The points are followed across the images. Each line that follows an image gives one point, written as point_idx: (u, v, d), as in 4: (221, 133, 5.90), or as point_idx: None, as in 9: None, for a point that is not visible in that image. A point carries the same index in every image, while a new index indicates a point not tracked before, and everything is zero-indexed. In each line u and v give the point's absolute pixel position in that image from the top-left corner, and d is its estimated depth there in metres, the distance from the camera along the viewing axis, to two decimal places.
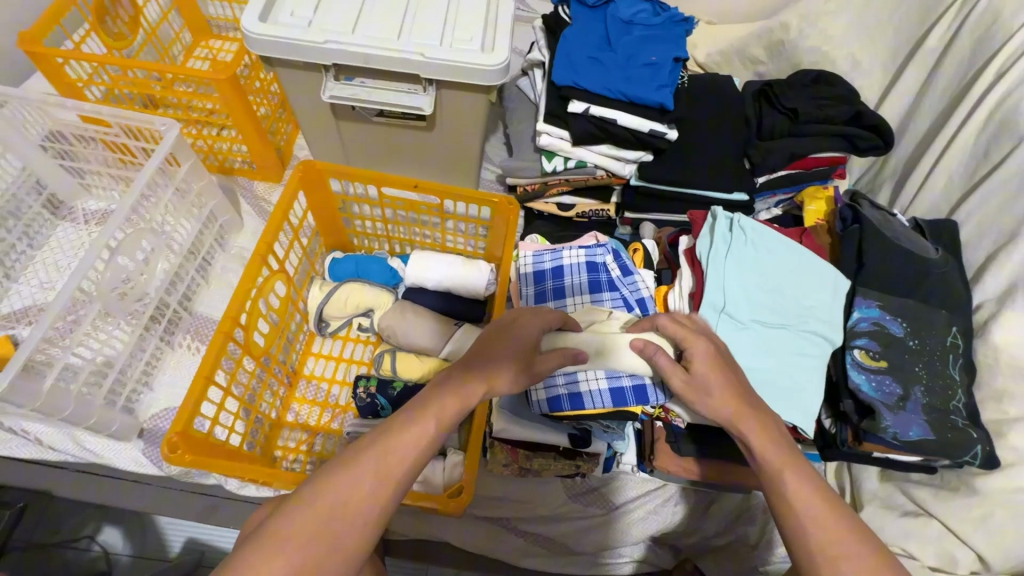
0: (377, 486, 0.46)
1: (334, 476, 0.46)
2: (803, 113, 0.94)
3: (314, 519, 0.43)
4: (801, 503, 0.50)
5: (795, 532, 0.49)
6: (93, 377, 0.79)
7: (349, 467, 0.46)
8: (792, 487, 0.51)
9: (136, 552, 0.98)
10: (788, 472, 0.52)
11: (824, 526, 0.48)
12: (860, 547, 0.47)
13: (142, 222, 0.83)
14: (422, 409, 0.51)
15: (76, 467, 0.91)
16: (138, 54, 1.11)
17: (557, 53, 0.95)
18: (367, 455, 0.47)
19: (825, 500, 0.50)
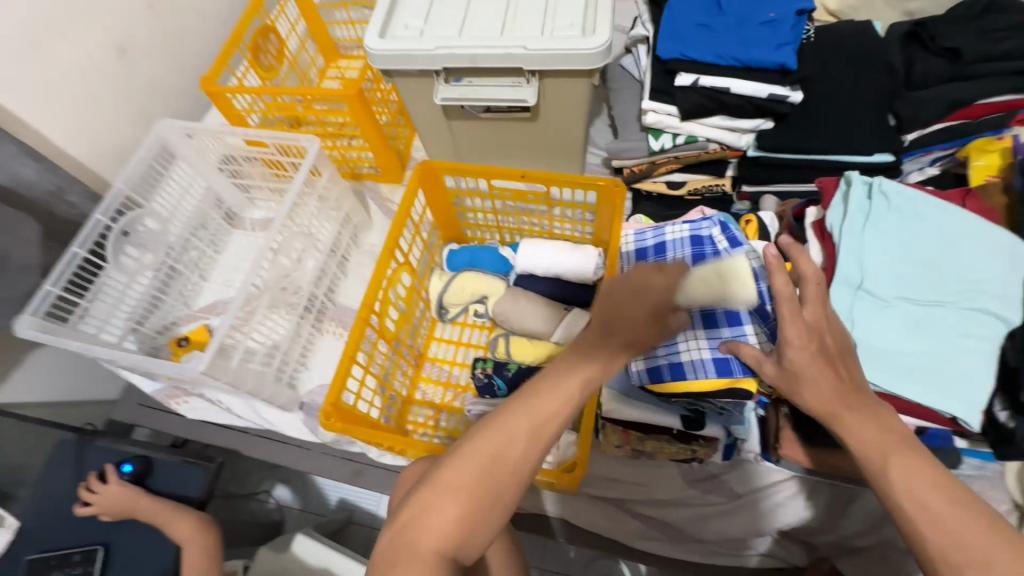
0: (521, 442, 0.51)
1: (481, 437, 0.51)
2: (967, 51, 0.80)
3: (470, 474, 0.50)
4: (914, 502, 0.47)
5: (913, 529, 0.47)
6: (265, 358, 0.95)
7: (492, 428, 0.51)
8: (902, 483, 0.48)
9: (304, 506, 1.21)
10: (894, 468, 0.49)
11: (944, 530, 0.45)
12: (992, 544, 0.44)
13: (295, 227, 0.97)
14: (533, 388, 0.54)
15: (257, 432, 1.10)
16: (284, 81, 1.29)
17: (663, 25, 0.91)
18: (512, 418, 0.52)
19: (948, 496, 0.46)
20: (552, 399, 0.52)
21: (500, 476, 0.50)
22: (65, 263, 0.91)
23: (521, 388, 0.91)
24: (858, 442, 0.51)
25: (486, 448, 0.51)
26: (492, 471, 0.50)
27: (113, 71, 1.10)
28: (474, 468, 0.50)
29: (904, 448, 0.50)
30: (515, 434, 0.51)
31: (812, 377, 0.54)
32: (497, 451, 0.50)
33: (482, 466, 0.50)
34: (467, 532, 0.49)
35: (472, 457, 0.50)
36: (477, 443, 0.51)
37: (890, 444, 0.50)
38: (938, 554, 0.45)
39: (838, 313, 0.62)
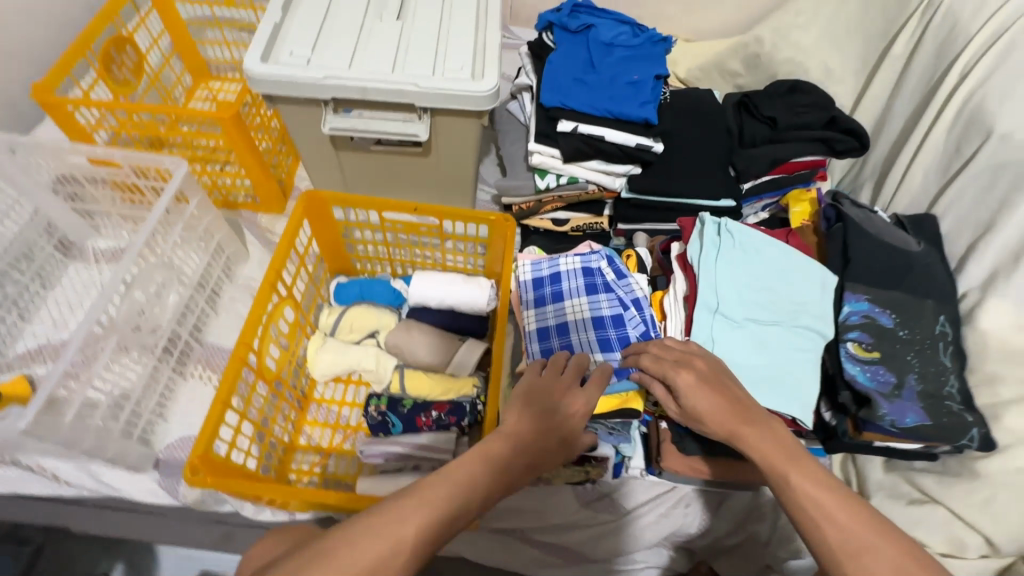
0: (405, 552, 0.46)
1: (365, 535, 0.47)
2: (782, 121, 0.98)
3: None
4: (813, 504, 0.52)
5: (813, 527, 0.50)
6: (111, 410, 0.82)
7: (378, 526, 0.47)
8: (801, 487, 0.53)
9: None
10: (795, 476, 0.54)
11: (838, 525, 0.50)
12: (882, 542, 0.48)
13: (154, 256, 0.86)
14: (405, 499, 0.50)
15: (92, 502, 0.93)
16: (142, 98, 1.16)
17: (544, 76, 0.99)
18: (405, 515, 0.48)
19: (837, 493, 0.52)
20: (450, 500, 0.51)
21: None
22: None
23: (416, 424, 0.87)
24: (760, 457, 0.58)
25: (371, 551, 0.46)
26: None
27: None
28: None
29: (800, 459, 0.56)
30: (407, 534, 0.47)
31: (708, 401, 0.63)
32: (378, 553, 0.46)
33: (362, 570, 0.45)
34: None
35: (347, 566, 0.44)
36: (351, 546, 0.46)
37: (787, 455, 0.56)
38: (838, 548, 0.48)
39: (700, 333, 0.73)
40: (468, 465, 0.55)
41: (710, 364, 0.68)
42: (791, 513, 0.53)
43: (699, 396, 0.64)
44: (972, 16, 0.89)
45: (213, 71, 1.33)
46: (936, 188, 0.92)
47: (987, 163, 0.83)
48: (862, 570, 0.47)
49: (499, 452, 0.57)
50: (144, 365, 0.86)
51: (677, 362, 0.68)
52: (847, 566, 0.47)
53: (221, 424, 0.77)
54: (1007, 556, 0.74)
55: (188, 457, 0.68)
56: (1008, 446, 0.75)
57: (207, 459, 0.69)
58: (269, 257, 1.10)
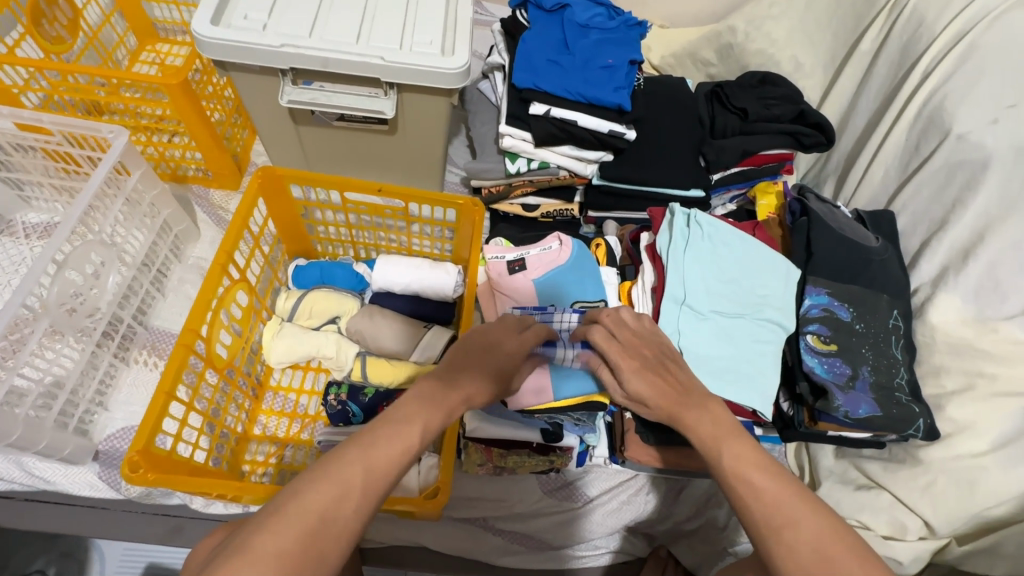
0: (353, 498, 0.45)
1: (312, 486, 0.45)
2: (752, 112, 0.99)
3: (295, 537, 0.42)
4: (741, 483, 0.52)
5: (742, 504, 0.51)
6: (43, 400, 0.76)
7: (321, 478, 0.45)
8: (732, 466, 0.53)
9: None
10: (726, 456, 0.55)
11: (762, 500, 0.50)
12: (810, 516, 0.48)
13: (90, 233, 0.79)
14: (361, 448, 0.48)
15: (22, 495, 0.86)
16: (79, 59, 1.07)
17: (517, 56, 0.96)
18: (347, 460, 0.47)
19: (767, 472, 0.52)
20: (392, 447, 0.49)
21: (329, 534, 0.43)
22: None
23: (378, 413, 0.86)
24: (697, 440, 0.58)
25: (317, 501, 0.44)
26: (323, 525, 0.43)
27: None
28: (303, 531, 0.42)
29: (735, 437, 0.56)
30: (349, 483, 0.46)
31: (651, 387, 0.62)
32: (325, 501, 0.44)
33: (311, 523, 0.43)
34: (316, 542, 0.42)
35: (297, 520, 0.42)
36: (298, 498, 0.44)
37: (722, 434, 0.57)
38: (764, 523, 0.49)
39: (667, 325, 0.72)
40: (405, 410, 0.53)
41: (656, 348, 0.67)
42: (723, 491, 0.54)
43: (641, 383, 0.64)
44: (937, 16, 0.91)
45: (160, 32, 1.23)
46: (895, 185, 0.94)
47: (944, 162, 0.85)
48: (784, 545, 0.47)
49: (430, 390, 0.56)
50: (80, 351, 0.80)
51: (623, 346, 0.66)
52: (769, 540, 0.48)
53: (167, 416, 0.72)
54: (942, 536, 0.78)
55: (126, 452, 0.63)
56: (950, 434, 0.78)
57: (149, 453, 0.65)
58: (221, 236, 1.04)
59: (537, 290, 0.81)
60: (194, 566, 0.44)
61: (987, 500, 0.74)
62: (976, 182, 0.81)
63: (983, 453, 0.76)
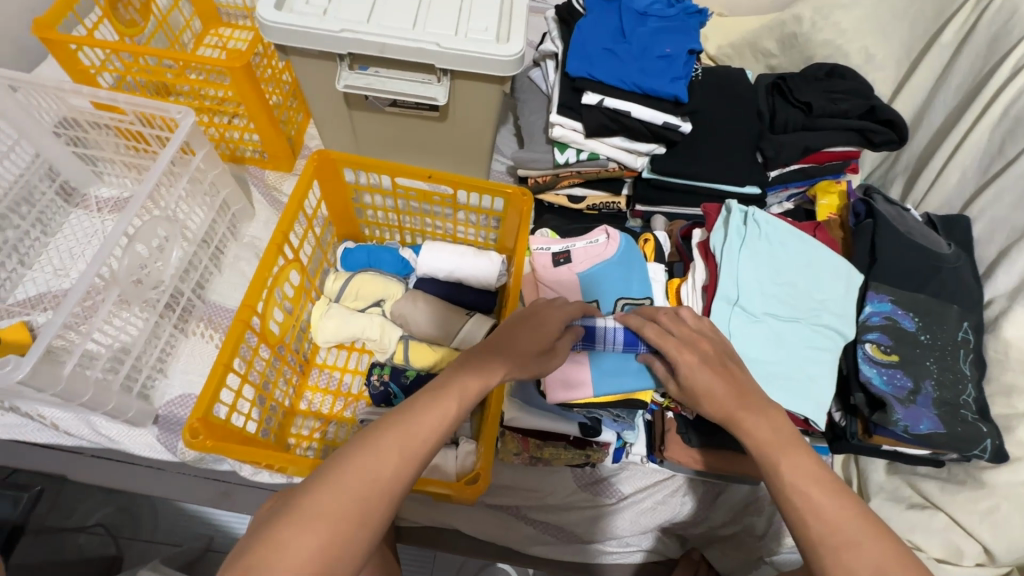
0: (394, 463, 0.46)
1: (356, 455, 0.46)
2: (817, 106, 0.94)
3: (341, 500, 0.43)
4: (800, 496, 0.50)
5: (798, 519, 0.49)
6: (111, 364, 0.81)
7: (365, 446, 0.47)
8: (791, 479, 0.51)
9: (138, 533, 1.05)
10: (786, 466, 0.53)
11: (823, 518, 0.48)
12: (873, 539, 0.46)
13: (157, 208, 0.83)
14: (401, 421, 0.49)
15: (90, 451, 0.92)
16: (149, 41, 1.11)
17: (572, 44, 0.94)
18: (389, 429, 0.48)
19: (826, 488, 0.50)
20: (433, 417, 0.50)
21: (373, 499, 0.44)
22: None
23: (418, 397, 0.88)
24: (754, 445, 0.56)
25: (360, 466, 0.45)
26: (368, 491, 0.44)
27: None
28: (348, 494, 0.44)
29: (793, 449, 0.54)
30: (389, 450, 0.47)
31: (708, 384, 0.61)
32: (369, 468, 0.45)
33: (354, 487, 0.44)
34: (360, 508, 0.43)
35: (341, 483, 0.44)
36: (342, 465, 0.45)
37: (780, 445, 0.55)
38: (821, 542, 0.47)
39: (718, 326, 0.70)
40: (448, 383, 0.54)
41: (717, 347, 0.65)
42: (778, 501, 0.52)
43: (701, 379, 0.62)
44: None
45: (223, 17, 1.27)
46: (972, 190, 0.88)
47: None
48: (843, 567, 0.45)
49: (470, 364, 0.57)
50: (145, 321, 0.84)
51: (681, 341, 0.65)
52: (825, 559, 0.46)
53: (223, 386, 0.75)
54: (1001, 562, 0.74)
55: (187, 419, 0.66)
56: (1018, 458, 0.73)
57: (207, 421, 0.68)
58: (274, 216, 1.07)
59: (580, 283, 0.81)
60: (253, 517, 0.47)
61: None
62: None
63: None
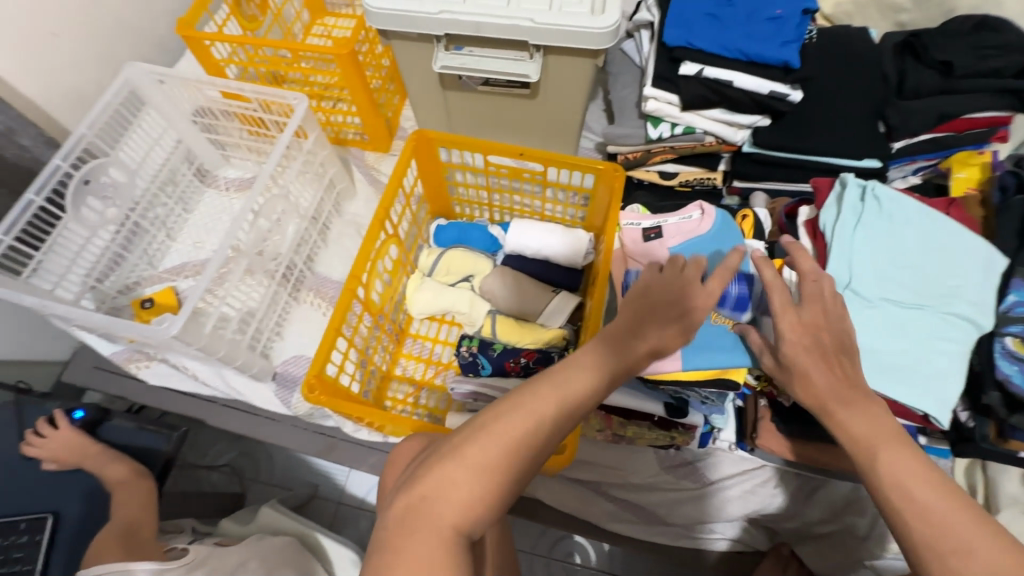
0: (544, 425, 0.52)
1: (511, 414, 0.52)
2: (960, 66, 0.82)
3: (498, 451, 0.50)
4: (901, 495, 0.46)
5: (900, 519, 0.46)
6: (240, 325, 0.92)
7: (517, 406, 0.53)
8: (890, 476, 0.48)
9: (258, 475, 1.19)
10: (884, 459, 0.49)
11: (929, 520, 0.44)
12: (989, 545, 0.42)
13: (277, 187, 0.92)
14: (546, 386, 0.55)
15: (222, 401, 1.06)
16: (267, 34, 1.22)
17: (670, 11, 0.89)
18: (538, 395, 0.54)
19: (935, 487, 0.46)
20: (578, 386, 0.55)
21: (523, 455, 0.51)
22: (19, 211, 0.84)
23: (505, 369, 0.91)
24: (847, 436, 0.52)
25: (510, 427, 0.51)
26: (521, 448, 0.51)
27: None
28: (502, 449, 0.50)
29: (896, 444, 0.49)
30: (540, 414, 0.53)
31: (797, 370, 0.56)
32: (522, 427, 0.52)
33: (509, 443, 0.51)
34: (514, 460, 0.51)
35: (498, 437, 0.51)
36: (496, 421, 0.52)
37: (879, 437, 0.50)
38: (926, 547, 0.44)
39: None
40: (587, 353, 0.59)
41: (833, 330, 0.57)
42: (874, 496, 0.49)
43: (797, 361, 0.56)
44: None
45: (328, 7, 1.35)
46: None
47: None
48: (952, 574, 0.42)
49: (610, 335, 0.60)
50: (267, 288, 0.94)
51: (801, 320, 0.57)
52: (931, 565, 0.43)
53: (333, 349, 0.83)
54: None
55: (305, 376, 0.74)
56: None
57: (321, 380, 0.75)
58: (373, 194, 1.14)
59: (673, 259, 0.78)
60: (413, 457, 0.56)
61: None
62: None
63: None
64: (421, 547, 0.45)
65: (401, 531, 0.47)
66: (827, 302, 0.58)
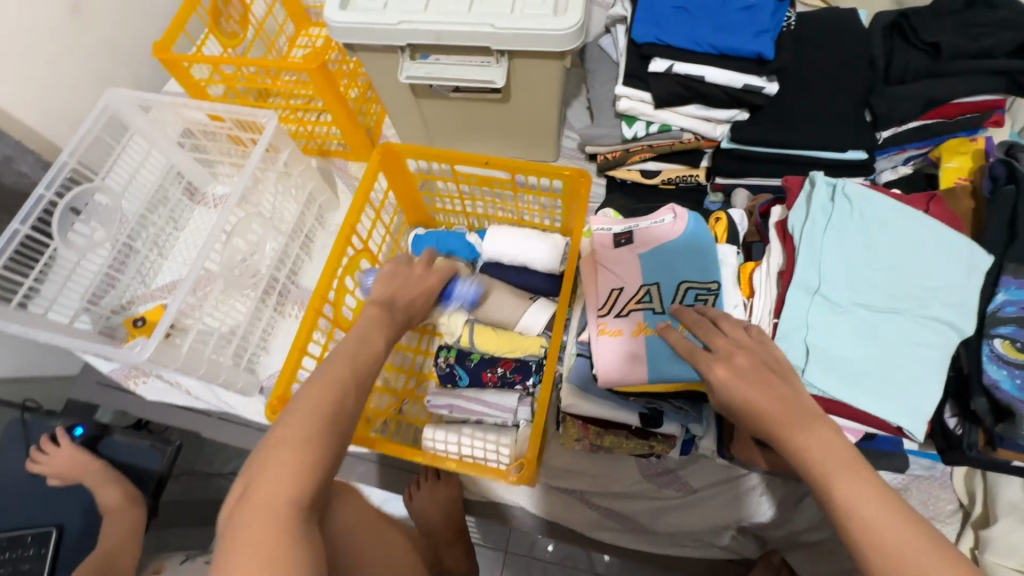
0: (346, 395, 0.57)
1: (309, 397, 0.56)
2: (948, 46, 0.78)
3: (302, 427, 0.54)
4: (857, 527, 0.46)
5: (857, 550, 0.46)
6: (223, 342, 0.94)
7: (311, 390, 0.56)
8: (845, 507, 0.47)
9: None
10: (836, 487, 0.48)
11: (884, 550, 0.45)
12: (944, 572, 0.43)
13: (252, 205, 0.93)
14: (332, 370, 0.59)
15: (217, 413, 1.09)
16: (248, 50, 1.23)
17: (640, 5, 0.86)
18: (328, 374, 0.58)
19: (892, 518, 0.45)
20: (342, 362, 0.60)
21: (334, 424, 0.55)
22: (5, 241, 0.89)
23: (482, 379, 0.89)
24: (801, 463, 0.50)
25: (315, 406, 0.55)
26: (329, 418, 0.55)
27: (76, 31, 1.03)
28: (304, 426, 0.54)
29: (850, 471, 0.48)
30: (336, 388, 0.57)
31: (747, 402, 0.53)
32: (325, 402, 0.56)
33: (319, 416, 0.55)
34: (327, 430, 0.54)
35: (307, 414, 0.54)
36: (300, 401, 0.55)
37: (831, 465, 0.49)
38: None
39: (792, 318, 0.62)
40: (351, 343, 0.63)
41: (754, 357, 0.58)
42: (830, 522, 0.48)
43: (738, 391, 0.55)
44: None
45: (311, 17, 1.35)
46: None
47: None
48: None
49: (373, 317, 0.68)
50: (249, 304, 0.96)
51: (714, 355, 0.59)
52: None
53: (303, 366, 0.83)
54: None
55: (268, 398, 0.73)
56: None
57: (284, 400, 0.75)
58: None
59: (642, 264, 0.73)
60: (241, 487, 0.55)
61: None
62: None
63: None
64: (267, 530, 0.48)
65: (243, 532, 0.48)
66: (738, 338, 0.59)
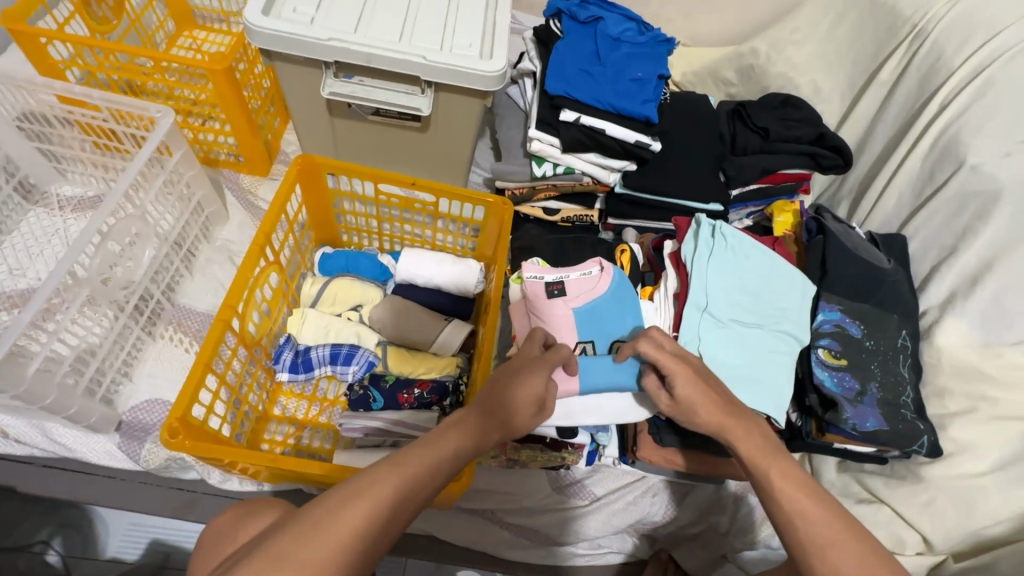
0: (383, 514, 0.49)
1: (345, 505, 0.48)
2: (774, 131, 1.02)
3: (318, 549, 0.45)
4: (789, 500, 0.55)
5: (787, 520, 0.54)
6: (75, 366, 0.78)
7: (350, 499, 0.49)
8: (778, 484, 0.56)
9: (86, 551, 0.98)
10: (775, 474, 0.57)
11: (811, 520, 0.53)
12: (854, 540, 0.51)
13: (131, 207, 0.81)
14: (392, 466, 0.52)
15: (41, 461, 0.87)
16: (121, 39, 1.09)
17: (549, 63, 0.99)
18: (381, 479, 0.51)
19: (810, 493, 0.55)
20: (414, 470, 0.53)
21: (354, 549, 0.47)
22: None
23: (398, 400, 0.86)
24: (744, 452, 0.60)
25: (345, 523, 0.47)
26: (352, 541, 0.47)
27: None
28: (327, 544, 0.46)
29: (778, 457, 0.59)
30: (377, 499, 0.49)
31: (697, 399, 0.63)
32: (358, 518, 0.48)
33: (343, 538, 0.47)
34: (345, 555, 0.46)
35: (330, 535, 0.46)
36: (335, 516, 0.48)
37: (769, 453, 0.59)
38: (810, 542, 0.52)
39: (689, 331, 0.78)
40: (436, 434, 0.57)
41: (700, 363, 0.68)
42: (767, 504, 0.57)
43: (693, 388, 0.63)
44: (955, 51, 0.94)
45: (198, 19, 1.25)
46: (907, 212, 0.97)
47: (957, 191, 0.88)
48: (828, 565, 0.50)
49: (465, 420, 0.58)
50: (112, 322, 0.82)
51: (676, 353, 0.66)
52: (813, 559, 0.51)
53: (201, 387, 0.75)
54: (939, 552, 0.79)
55: (167, 417, 0.67)
56: (952, 453, 0.80)
57: (186, 421, 0.68)
58: (250, 220, 1.06)
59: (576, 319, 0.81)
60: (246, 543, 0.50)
61: (985, 520, 0.76)
62: (986, 214, 0.84)
63: (983, 473, 0.78)
64: None
65: None
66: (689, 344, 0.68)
